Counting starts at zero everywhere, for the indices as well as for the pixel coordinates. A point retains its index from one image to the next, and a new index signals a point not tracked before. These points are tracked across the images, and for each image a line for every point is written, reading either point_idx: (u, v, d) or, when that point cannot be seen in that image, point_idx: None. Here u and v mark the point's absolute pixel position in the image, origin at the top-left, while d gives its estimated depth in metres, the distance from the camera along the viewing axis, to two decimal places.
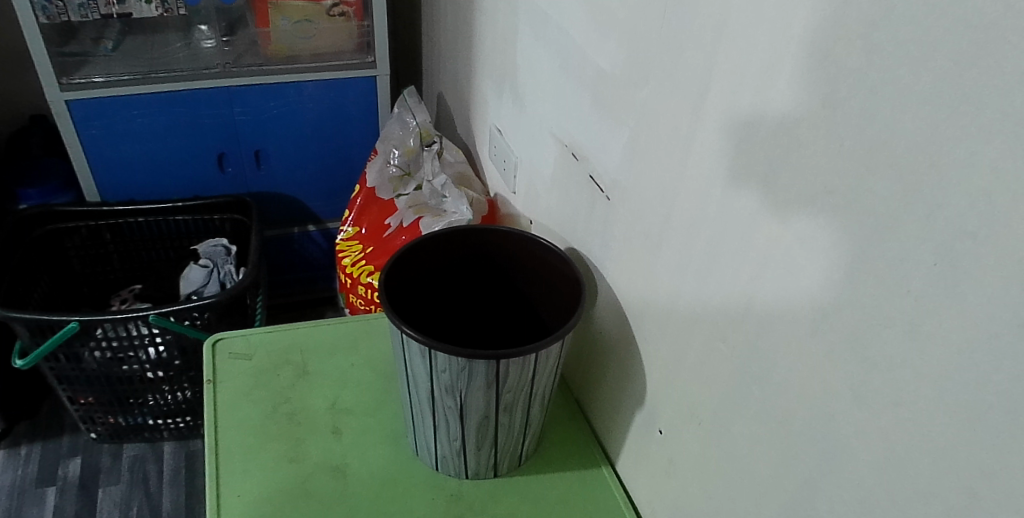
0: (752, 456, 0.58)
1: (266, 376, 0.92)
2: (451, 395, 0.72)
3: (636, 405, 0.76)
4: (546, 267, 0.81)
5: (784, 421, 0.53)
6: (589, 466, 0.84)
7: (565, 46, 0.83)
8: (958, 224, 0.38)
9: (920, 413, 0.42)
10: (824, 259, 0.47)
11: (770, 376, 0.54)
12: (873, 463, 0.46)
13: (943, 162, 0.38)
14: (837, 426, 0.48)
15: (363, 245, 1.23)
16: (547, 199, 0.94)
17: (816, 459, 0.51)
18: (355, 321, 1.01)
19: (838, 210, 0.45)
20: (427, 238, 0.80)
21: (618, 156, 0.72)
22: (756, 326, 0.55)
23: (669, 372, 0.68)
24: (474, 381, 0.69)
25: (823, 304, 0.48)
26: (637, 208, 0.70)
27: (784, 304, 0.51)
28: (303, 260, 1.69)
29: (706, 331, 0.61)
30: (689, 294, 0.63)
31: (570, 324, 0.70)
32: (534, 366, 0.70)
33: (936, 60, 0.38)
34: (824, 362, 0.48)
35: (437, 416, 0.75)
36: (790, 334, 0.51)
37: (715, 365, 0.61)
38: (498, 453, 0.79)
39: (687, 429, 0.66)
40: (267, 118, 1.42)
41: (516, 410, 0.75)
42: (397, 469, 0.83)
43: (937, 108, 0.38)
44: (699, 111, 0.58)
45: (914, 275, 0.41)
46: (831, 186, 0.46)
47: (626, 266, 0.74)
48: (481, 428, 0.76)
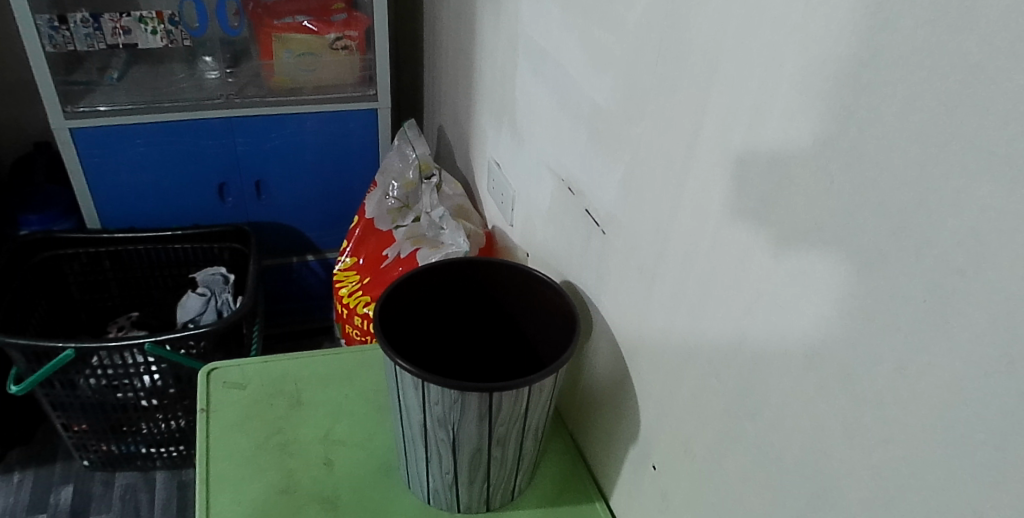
0: (744, 492, 0.58)
1: (260, 406, 0.92)
2: (444, 427, 0.72)
3: (630, 439, 0.76)
4: (543, 301, 0.81)
5: (777, 457, 0.53)
6: (582, 502, 0.83)
7: (562, 82, 0.85)
8: (946, 261, 0.39)
9: (912, 449, 0.42)
10: (816, 293, 0.48)
11: (762, 411, 0.54)
12: (866, 499, 0.46)
13: (933, 198, 0.39)
14: (830, 462, 0.48)
15: (361, 275, 1.23)
16: (545, 232, 0.95)
17: (809, 496, 0.51)
18: (351, 352, 1.01)
19: (829, 247, 0.46)
20: (422, 269, 0.80)
21: (613, 191, 0.73)
22: (750, 361, 0.55)
23: (663, 408, 0.68)
24: (467, 414, 0.69)
25: (815, 340, 0.48)
26: (633, 241, 0.71)
27: (776, 340, 0.52)
28: (301, 289, 1.70)
29: (700, 366, 0.61)
30: (683, 329, 0.63)
31: (563, 358, 0.70)
32: (528, 399, 0.70)
33: (922, 100, 0.39)
34: (817, 398, 0.49)
35: (429, 449, 0.75)
36: (782, 370, 0.52)
37: (710, 400, 0.60)
38: (491, 487, 0.79)
39: (681, 464, 0.66)
40: (269, 149, 1.43)
41: (509, 444, 0.75)
42: (390, 503, 0.82)
43: (925, 146, 0.39)
44: (693, 147, 0.59)
45: (904, 313, 0.41)
46: (822, 222, 0.46)
47: (622, 300, 0.74)
48: (475, 461, 0.75)
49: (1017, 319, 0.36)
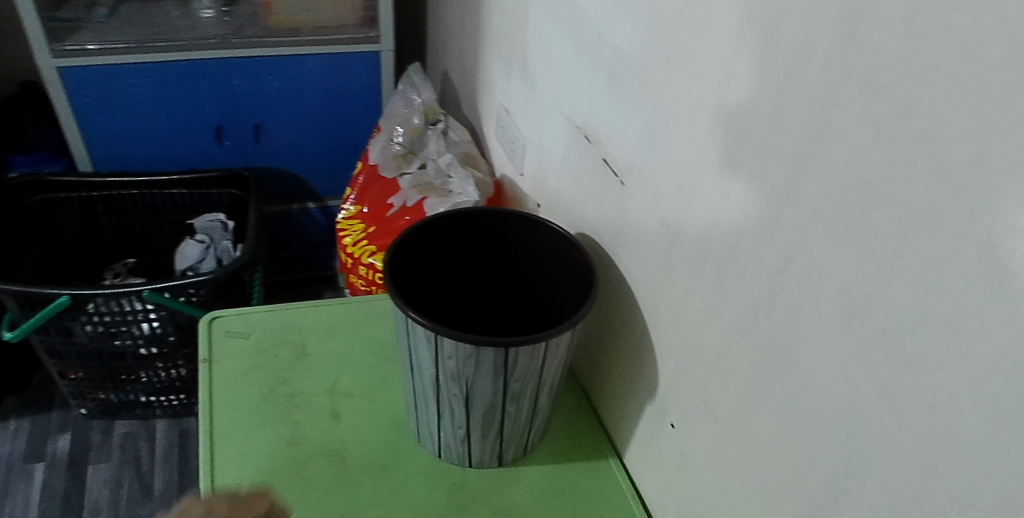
0: (770, 457, 0.56)
1: (264, 356, 0.90)
2: (457, 382, 0.70)
3: (646, 396, 0.74)
4: (557, 254, 0.79)
5: (806, 423, 0.51)
6: (595, 458, 0.82)
7: (579, 22, 0.80)
8: (1008, 222, 0.36)
9: (955, 417, 0.40)
10: (855, 251, 0.45)
11: (792, 374, 0.52)
12: (901, 467, 0.44)
13: (996, 154, 0.36)
14: (863, 429, 0.46)
15: (365, 224, 1.21)
16: (557, 182, 0.92)
17: (838, 464, 0.49)
18: (357, 303, 0.99)
19: (873, 202, 0.43)
20: (433, 219, 0.77)
21: (634, 141, 0.70)
22: (780, 323, 0.52)
23: (682, 366, 0.66)
24: (480, 370, 0.68)
25: (854, 300, 0.45)
26: (656, 194, 0.67)
27: (811, 300, 0.49)
28: (301, 238, 1.66)
29: (724, 325, 0.59)
30: (706, 286, 0.61)
31: (581, 313, 0.68)
32: (544, 355, 0.68)
33: (987, 49, 0.35)
34: (853, 361, 0.46)
35: (441, 403, 0.73)
36: (814, 333, 0.49)
37: (735, 361, 0.58)
38: (504, 443, 0.77)
39: (702, 424, 0.65)
40: (268, 92, 1.38)
41: (523, 400, 0.73)
42: (399, 457, 0.81)
43: (988, 99, 0.36)
44: (724, 95, 0.55)
45: (956, 275, 0.39)
46: (866, 176, 0.43)
47: (641, 255, 0.72)
48: (488, 417, 0.74)
49: None
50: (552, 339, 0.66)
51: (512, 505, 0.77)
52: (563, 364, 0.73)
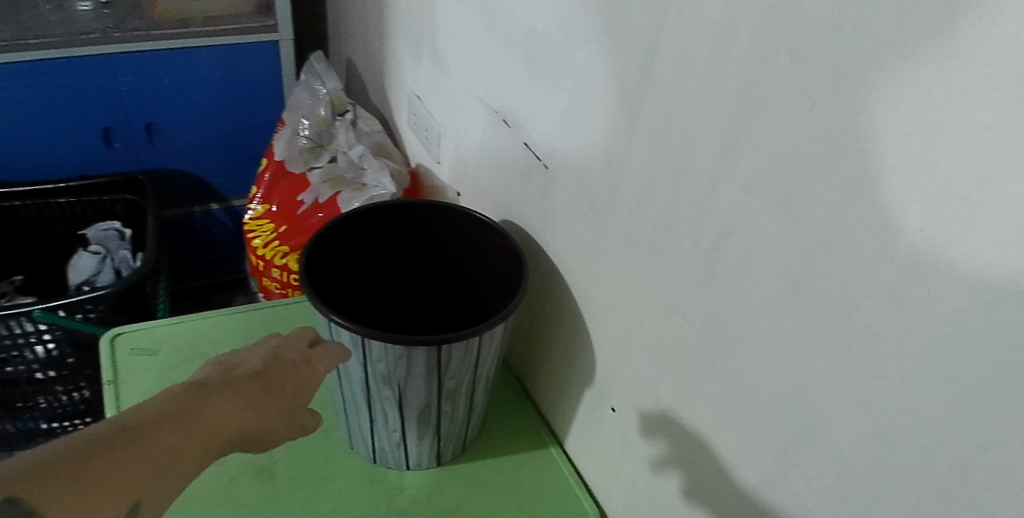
0: (717, 433, 0.56)
1: (176, 373, 0.83)
2: (389, 385, 0.67)
3: (585, 382, 0.73)
4: (483, 243, 0.76)
5: (752, 398, 0.51)
6: (536, 447, 0.80)
7: (490, 3, 0.77)
8: (946, 187, 0.36)
9: (904, 384, 0.40)
10: (793, 225, 0.44)
11: (735, 350, 0.52)
12: (852, 435, 0.44)
13: (931, 119, 0.36)
14: (811, 401, 0.46)
15: (274, 224, 1.14)
16: (477, 169, 0.90)
17: (787, 436, 0.49)
18: (275, 308, 0.94)
19: (809, 173, 0.43)
20: (350, 215, 0.73)
21: (556, 123, 0.69)
22: (719, 299, 0.52)
23: (621, 348, 0.66)
24: (413, 370, 0.65)
25: (794, 273, 0.45)
26: (583, 175, 0.66)
27: (751, 275, 0.49)
28: (208, 241, 1.57)
29: (661, 305, 0.58)
30: (642, 266, 0.60)
31: (513, 304, 0.65)
32: (478, 349, 0.66)
33: (916, 13, 0.35)
34: (796, 334, 0.46)
35: (374, 408, 0.70)
36: (756, 307, 0.49)
37: (675, 340, 0.58)
38: (442, 441, 0.75)
39: (644, 405, 0.64)
40: (158, 89, 1.29)
41: (460, 397, 0.71)
42: (332, 467, 0.77)
43: (921, 63, 0.35)
44: (649, 72, 0.54)
45: (898, 243, 0.38)
46: (801, 148, 0.43)
47: (571, 240, 0.71)
48: (423, 417, 0.71)
49: None
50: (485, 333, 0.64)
51: (456, 504, 0.74)
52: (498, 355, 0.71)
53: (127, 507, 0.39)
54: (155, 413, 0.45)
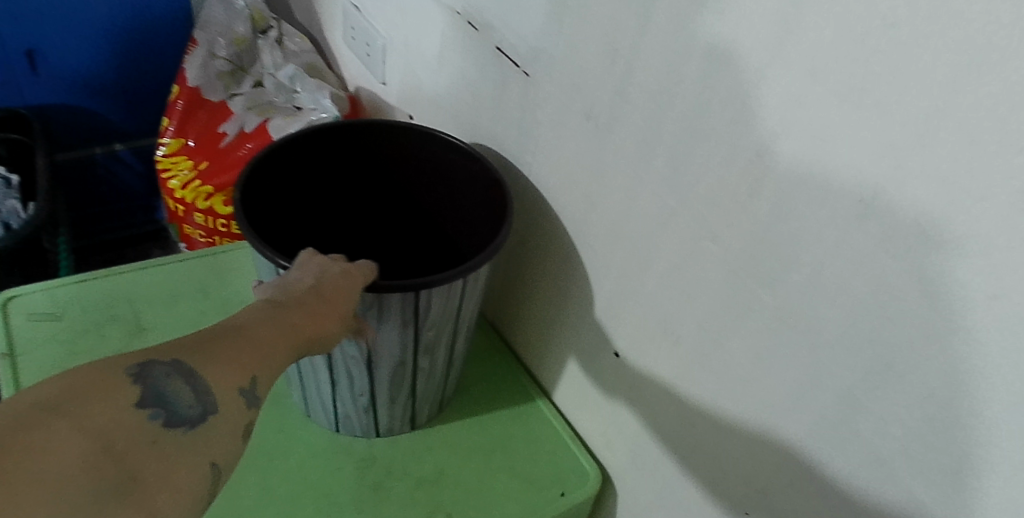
0: (756, 374, 0.48)
1: (87, 339, 0.69)
2: (355, 342, 0.55)
3: (578, 324, 0.65)
4: (452, 168, 0.65)
5: (809, 332, 0.43)
6: (520, 400, 0.72)
7: None
8: None
9: None
10: (878, 118, 0.36)
11: (787, 277, 0.43)
12: (949, 373, 0.37)
13: None
14: (892, 331, 0.39)
15: (193, 160, 0.99)
16: (434, 86, 0.77)
17: (856, 374, 0.41)
18: (201, 259, 0.81)
19: (900, 47, 0.34)
20: (287, 138, 0.60)
21: (538, 18, 0.57)
22: (766, 218, 0.43)
23: (627, 283, 0.57)
24: (385, 322, 0.54)
25: (874, 180, 0.37)
26: (577, 79, 0.55)
27: (813, 186, 0.40)
28: (114, 189, 1.37)
29: (685, 229, 0.49)
30: (658, 184, 0.50)
31: (500, 238, 0.55)
32: (461, 295, 0.55)
33: None
34: (873, 254, 0.38)
35: (337, 370, 0.59)
36: (819, 224, 0.41)
37: (703, 270, 0.49)
38: (417, 404, 0.65)
39: (659, 346, 0.56)
40: (38, 7, 1.09)
41: (438, 351, 0.60)
42: (287, 439, 0.66)
43: None
44: None
45: None
46: (891, 15, 0.34)
47: (560, 160, 0.60)
48: (397, 377, 0.60)
49: None
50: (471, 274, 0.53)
51: (440, 469, 0.65)
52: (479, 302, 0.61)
53: (248, 383, 0.35)
54: (270, 304, 0.41)
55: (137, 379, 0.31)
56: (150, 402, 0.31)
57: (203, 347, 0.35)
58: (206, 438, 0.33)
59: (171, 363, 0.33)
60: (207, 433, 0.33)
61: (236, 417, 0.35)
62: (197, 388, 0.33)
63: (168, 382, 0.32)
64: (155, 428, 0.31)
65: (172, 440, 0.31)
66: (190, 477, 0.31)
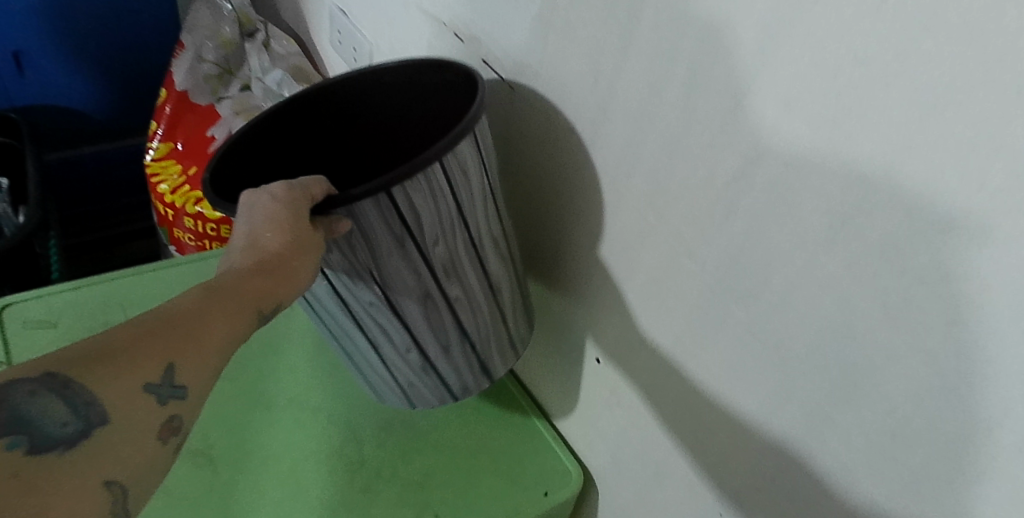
0: (730, 383, 0.51)
1: None
2: (368, 280, 0.52)
3: (565, 331, 0.68)
4: (428, 92, 0.61)
5: (779, 346, 0.46)
6: (507, 402, 0.75)
7: None
8: None
9: (987, 334, 0.34)
10: (848, 149, 0.37)
11: (758, 294, 0.46)
12: (911, 391, 0.39)
13: None
14: (859, 349, 0.41)
15: (182, 164, 0.99)
16: None
17: (823, 387, 0.44)
18: (194, 265, 0.82)
19: (873, 83, 0.35)
20: (259, 118, 0.59)
21: (523, 34, 0.58)
22: (740, 237, 0.45)
23: (610, 293, 0.59)
24: (379, 249, 0.50)
25: (843, 208, 0.39)
26: (561, 95, 0.56)
27: (784, 211, 0.42)
28: (103, 188, 1.35)
29: (664, 243, 0.51)
30: (638, 200, 0.52)
31: (464, 124, 0.49)
32: (455, 197, 0.51)
33: None
34: (842, 276, 0.40)
35: (372, 327, 0.57)
36: (790, 246, 0.42)
37: (680, 284, 0.51)
38: (475, 343, 0.61)
39: (641, 354, 0.58)
40: (23, 11, 1.12)
41: (466, 272, 0.56)
42: (281, 443, 0.67)
43: None
44: None
45: (995, 169, 0.32)
46: (863, 52, 0.35)
47: (547, 172, 0.62)
48: (432, 311, 0.56)
49: None
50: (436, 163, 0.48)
51: (427, 471, 0.67)
52: (492, 206, 0.56)
53: (159, 378, 0.37)
54: (198, 287, 0.42)
55: (0, 403, 0.32)
56: (10, 429, 0.31)
57: (100, 355, 0.36)
58: (89, 449, 0.34)
59: (39, 381, 0.33)
60: (89, 445, 0.34)
61: (124, 421, 0.35)
62: (75, 402, 0.34)
63: (35, 403, 0.33)
64: (22, 455, 0.31)
65: (42, 461, 0.32)
66: (84, 488, 0.33)
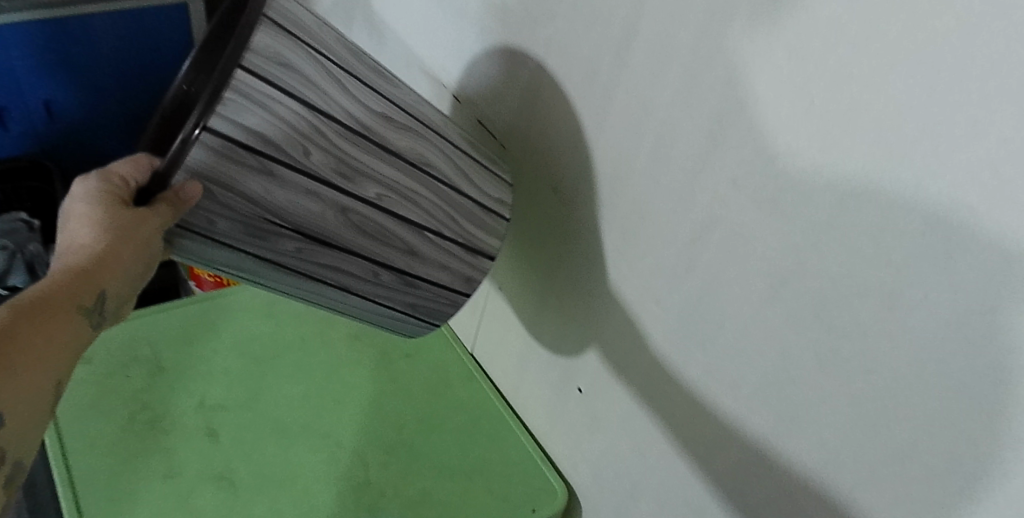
0: (692, 417, 0.57)
1: (113, 381, 0.77)
2: (272, 223, 0.47)
3: (550, 361, 0.74)
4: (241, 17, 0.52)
5: (733, 385, 0.52)
6: (499, 426, 0.81)
7: None
8: (954, 194, 0.36)
9: (898, 381, 0.41)
10: (784, 221, 0.44)
11: (714, 339, 0.53)
12: (840, 428, 0.45)
13: (941, 128, 0.36)
14: (799, 389, 0.47)
15: None
16: None
17: (768, 420, 0.50)
18: (209, 302, 0.88)
19: (803, 171, 0.43)
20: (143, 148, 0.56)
21: (516, 103, 0.66)
22: (698, 289, 0.52)
23: (589, 332, 0.66)
24: (255, 194, 0.45)
25: (782, 270, 0.46)
26: (550, 158, 0.64)
27: (733, 269, 0.49)
28: None
29: (636, 290, 0.59)
30: (615, 252, 0.60)
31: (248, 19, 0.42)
32: (303, 110, 0.44)
33: (939, 18, 0.34)
34: (783, 327, 0.47)
35: (319, 270, 0.53)
36: (740, 299, 0.49)
37: (649, 326, 0.58)
38: (439, 232, 0.57)
39: (615, 387, 0.65)
40: (56, 62, 1.18)
41: (374, 170, 0.50)
42: (296, 467, 0.73)
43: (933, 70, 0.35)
44: (624, 52, 0.52)
45: (897, 247, 0.39)
46: (795, 147, 0.43)
47: (537, 223, 0.70)
48: (363, 221, 0.52)
49: None
50: (242, 81, 0.40)
51: (427, 493, 0.73)
52: (355, 87, 0.48)
53: None
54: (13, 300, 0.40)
55: None
56: None
57: None
58: None
59: None
60: None
61: None
62: None
63: None
64: None
65: None
66: None
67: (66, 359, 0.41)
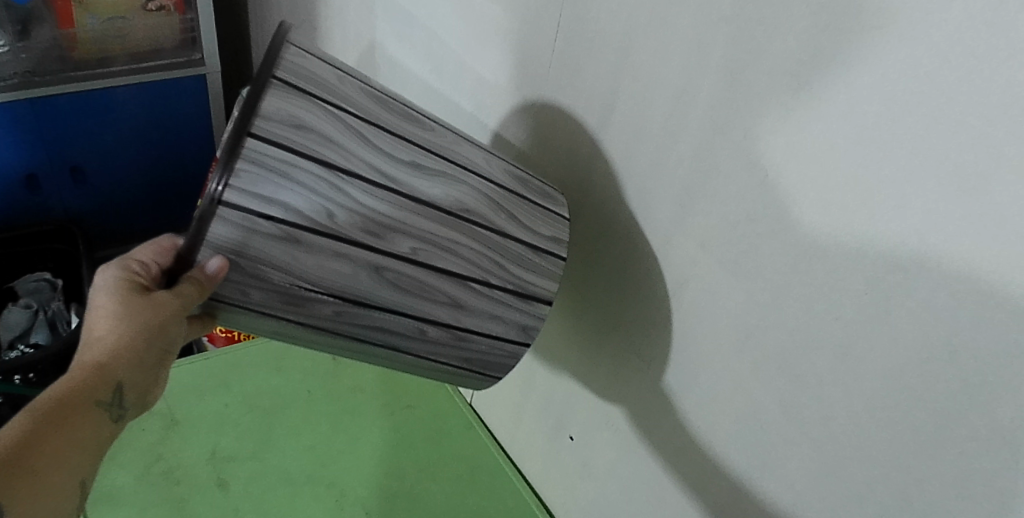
0: (674, 463, 0.61)
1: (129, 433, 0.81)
2: (312, 284, 0.48)
3: (544, 409, 0.77)
4: None
5: (710, 430, 0.56)
6: (497, 474, 0.84)
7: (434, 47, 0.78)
8: (891, 258, 0.41)
9: (853, 425, 0.45)
10: (748, 280, 0.49)
11: (692, 387, 0.57)
12: (806, 469, 0.49)
13: (876, 199, 0.41)
14: (768, 434, 0.51)
15: None
16: None
17: (743, 464, 0.54)
18: (221, 355, 0.92)
19: (761, 236, 0.47)
20: None
21: None
22: (677, 341, 0.57)
23: (579, 382, 0.70)
24: (283, 259, 0.45)
25: (748, 324, 0.50)
26: None
27: (707, 323, 0.54)
28: None
29: (622, 341, 0.63)
30: (602, 307, 0.65)
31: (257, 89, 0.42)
32: (327, 171, 0.45)
33: (869, 105, 0.40)
34: (751, 377, 0.51)
35: (363, 327, 0.53)
36: (714, 350, 0.54)
37: (633, 375, 0.63)
38: (489, 282, 0.55)
39: (604, 434, 0.68)
40: (81, 131, 1.24)
41: (410, 226, 0.50)
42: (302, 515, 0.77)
43: (868, 150, 0.40)
44: (605, 127, 0.58)
45: (846, 304, 0.43)
46: (755, 213, 0.47)
47: None
48: (404, 277, 0.51)
49: (960, 315, 0.38)
50: (252, 149, 0.41)
51: None
52: (377, 137, 0.48)
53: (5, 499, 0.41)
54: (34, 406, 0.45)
55: None
56: None
57: None
58: None
59: None
60: None
61: None
62: None
63: None
64: None
65: None
66: None
67: (89, 455, 0.47)
